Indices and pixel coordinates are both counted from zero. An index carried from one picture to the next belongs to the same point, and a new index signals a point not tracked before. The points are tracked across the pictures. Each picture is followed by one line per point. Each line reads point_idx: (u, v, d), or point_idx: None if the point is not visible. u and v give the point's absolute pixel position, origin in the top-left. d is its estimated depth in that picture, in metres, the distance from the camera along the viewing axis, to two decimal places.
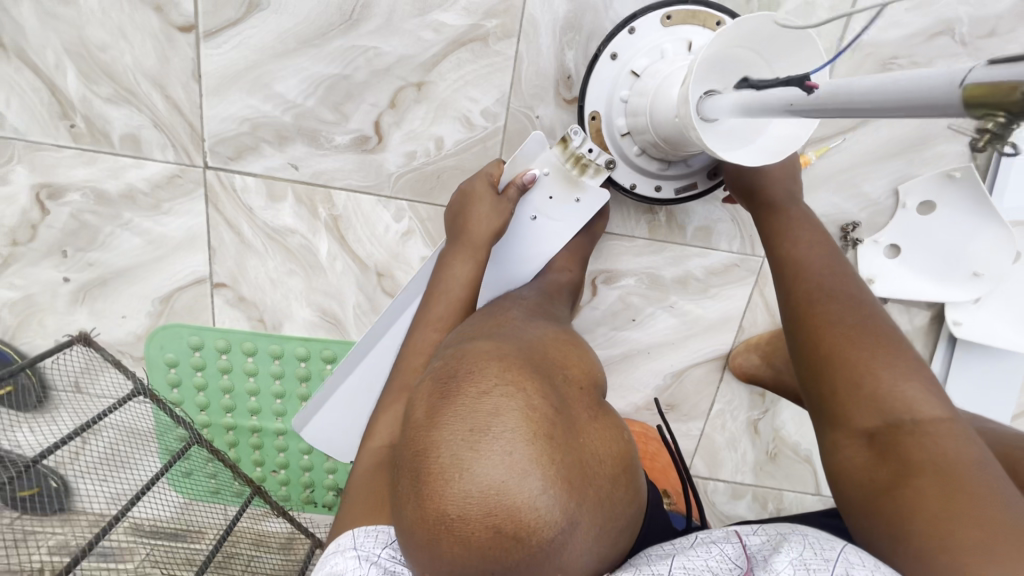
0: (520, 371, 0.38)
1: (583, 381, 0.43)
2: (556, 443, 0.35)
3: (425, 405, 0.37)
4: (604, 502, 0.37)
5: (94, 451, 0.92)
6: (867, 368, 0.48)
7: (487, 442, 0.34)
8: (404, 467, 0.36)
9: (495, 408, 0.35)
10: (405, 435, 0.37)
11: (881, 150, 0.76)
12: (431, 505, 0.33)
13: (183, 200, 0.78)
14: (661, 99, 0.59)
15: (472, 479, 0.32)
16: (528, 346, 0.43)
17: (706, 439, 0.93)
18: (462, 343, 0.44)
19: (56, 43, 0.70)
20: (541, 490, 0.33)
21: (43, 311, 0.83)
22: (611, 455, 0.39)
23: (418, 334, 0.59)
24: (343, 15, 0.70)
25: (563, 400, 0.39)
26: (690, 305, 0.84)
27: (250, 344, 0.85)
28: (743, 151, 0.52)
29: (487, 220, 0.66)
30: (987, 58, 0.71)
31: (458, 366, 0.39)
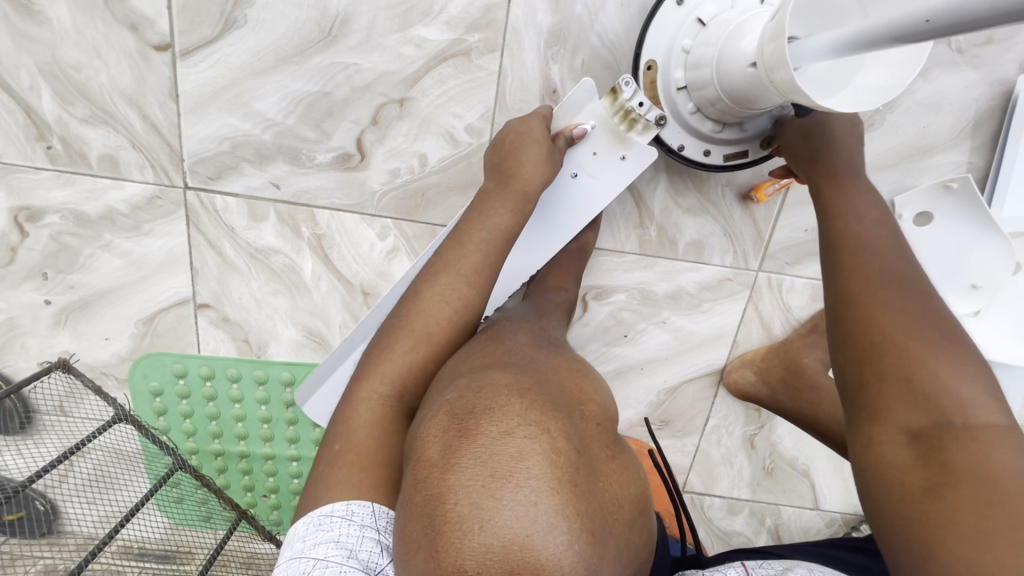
0: (543, 408, 0.35)
1: (599, 417, 0.40)
2: (581, 490, 0.32)
3: (439, 443, 0.33)
4: (623, 553, 0.34)
5: (82, 472, 0.92)
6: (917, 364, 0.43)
7: (510, 490, 0.30)
8: (412, 511, 0.32)
9: (519, 452, 0.31)
10: (412, 473, 0.33)
11: (878, 159, 0.73)
12: (443, 558, 0.29)
13: (164, 220, 0.76)
14: (732, 48, 0.57)
15: (494, 532, 0.29)
16: (544, 377, 0.40)
17: (701, 454, 0.91)
18: (474, 372, 0.40)
19: (30, 64, 0.69)
20: (566, 546, 0.30)
21: (25, 334, 0.82)
22: (629, 500, 0.37)
23: (442, 278, 0.57)
24: (322, 32, 0.68)
25: (585, 441, 0.36)
26: (682, 321, 0.83)
27: (234, 370, 0.84)
28: (845, 95, 0.52)
29: (538, 170, 0.63)
30: (984, 66, 0.69)
31: (476, 399, 0.35)
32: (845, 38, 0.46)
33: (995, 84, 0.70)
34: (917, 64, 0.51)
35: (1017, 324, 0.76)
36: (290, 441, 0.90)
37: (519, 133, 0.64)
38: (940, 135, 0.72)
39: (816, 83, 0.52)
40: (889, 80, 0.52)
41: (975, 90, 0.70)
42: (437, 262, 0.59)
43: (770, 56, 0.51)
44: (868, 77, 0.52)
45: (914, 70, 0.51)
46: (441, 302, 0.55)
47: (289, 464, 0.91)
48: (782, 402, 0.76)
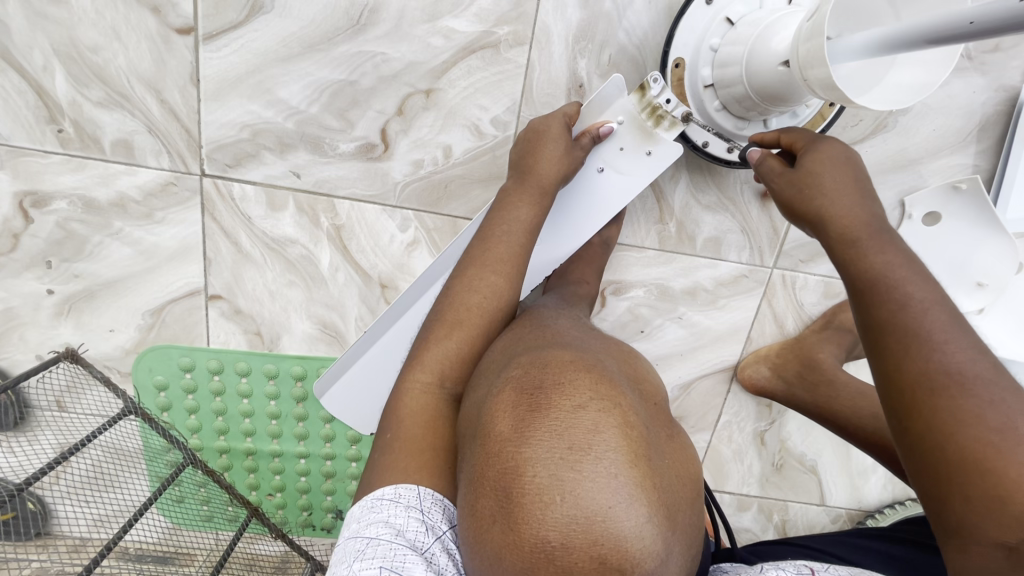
0: (610, 383, 0.34)
1: (655, 396, 0.40)
2: (653, 465, 0.32)
3: (510, 417, 0.32)
4: (687, 528, 0.34)
5: (77, 473, 0.87)
6: (917, 307, 0.40)
7: (590, 463, 0.29)
8: (483, 485, 0.31)
9: (595, 424, 0.30)
10: (480, 448, 0.33)
11: (889, 160, 0.76)
12: (524, 531, 0.28)
13: (178, 209, 0.74)
14: (762, 48, 0.58)
15: (577, 505, 0.28)
16: (602, 357, 0.39)
17: (713, 450, 0.92)
18: (529, 350, 0.39)
19: (44, 44, 0.67)
20: (644, 519, 0.30)
21: (24, 326, 0.79)
22: (691, 478, 0.36)
23: (473, 269, 0.57)
24: (350, 20, 0.67)
25: (650, 417, 0.35)
26: (699, 317, 0.84)
27: (243, 364, 0.82)
28: (873, 97, 0.54)
29: (557, 169, 0.63)
30: (991, 72, 0.72)
31: (544, 372, 0.34)
32: (882, 39, 0.46)
33: (1000, 90, 0.73)
34: (944, 67, 0.52)
35: (1017, 320, 0.78)
36: (298, 439, 0.87)
37: (538, 129, 0.64)
38: (949, 139, 0.75)
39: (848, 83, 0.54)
40: (918, 82, 0.53)
41: (982, 95, 0.73)
42: (472, 253, 0.59)
43: (806, 55, 0.51)
44: (894, 78, 0.54)
45: (941, 72, 0.52)
46: (475, 289, 0.55)
47: (297, 462, 0.89)
48: (798, 398, 0.78)
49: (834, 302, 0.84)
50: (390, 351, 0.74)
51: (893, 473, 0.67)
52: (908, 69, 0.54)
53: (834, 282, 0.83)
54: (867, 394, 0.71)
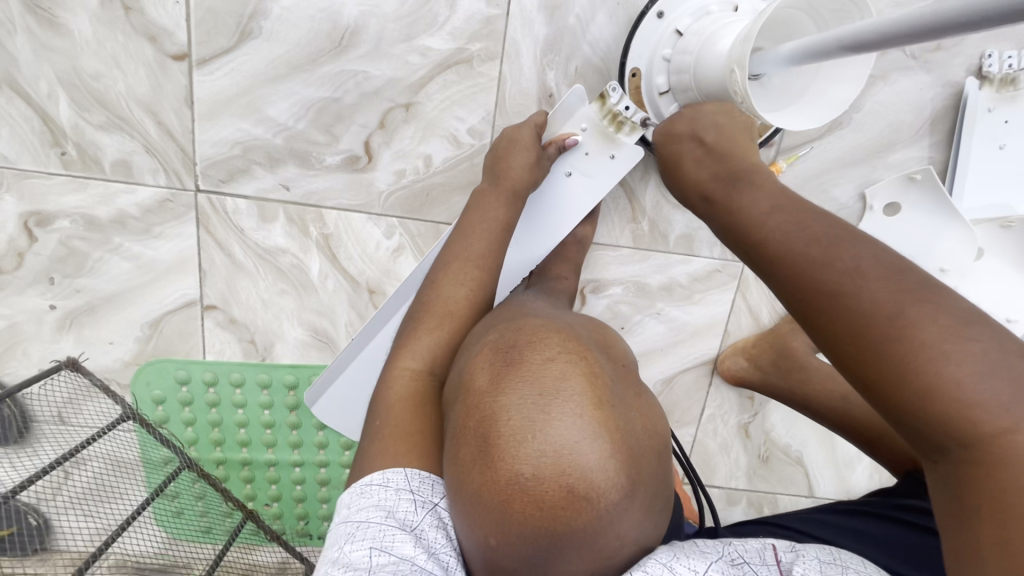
0: (578, 342, 0.39)
1: (624, 359, 0.44)
2: (617, 412, 0.36)
3: (487, 373, 0.36)
4: (654, 474, 0.37)
5: (78, 484, 0.91)
6: (792, 235, 0.41)
7: (559, 405, 0.33)
8: (464, 434, 0.35)
9: (562, 373, 0.35)
10: (463, 403, 0.37)
11: (847, 155, 0.80)
12: (501, 467, 0.32)
13: (174, 223, 0.79)
14: (708, 55, 0.62)
15: (547, 441, 0.32)
16: (575, 325, 0.43)
17: (699, 445, 0.94)
18: (508, 321, 0.44)
19: (50, 73, 0.72)
20: (609, 455, 0.33)
21: (27, 341, 0.82)
22: (658, 430, 0.40)
23: (452, 266, 0.61)
24: (333, 42, 0.72)
25: (616, 372, 0.39)
26: (676, 312, 0.87)
27: (238, 374, 0.85)
28: (785, 112, 0.59)
29: (526, 170, 0.67)
30: (936, 69, 0.77)
31: (519, 335, 0.38)
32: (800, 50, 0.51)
33: (946, 86, 0.78)
34: (857, 84, 0.59)
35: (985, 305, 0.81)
36: (292, 447, 0.90)
37: (509, 138, 0.69)
38: (902, 134, 0.79)
39: (765, 90, 0.59)
40: (836, 98, 0.59)
41: (929, 91, 0.78)
42: (450, 253, 0.63)
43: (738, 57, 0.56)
44: (826, 93, 0.60)
45: (854, 87, 0.59)
46: (454, 285, 0.59)
47: (292, 471, 0.91)
48: (775, 385, 0.81)
49: None
50: (380, 354, 0.76)
51: (863, 451, 0.71)
52: (830, 93, 0.60)
53: None
54: (838, 376, 0.75)
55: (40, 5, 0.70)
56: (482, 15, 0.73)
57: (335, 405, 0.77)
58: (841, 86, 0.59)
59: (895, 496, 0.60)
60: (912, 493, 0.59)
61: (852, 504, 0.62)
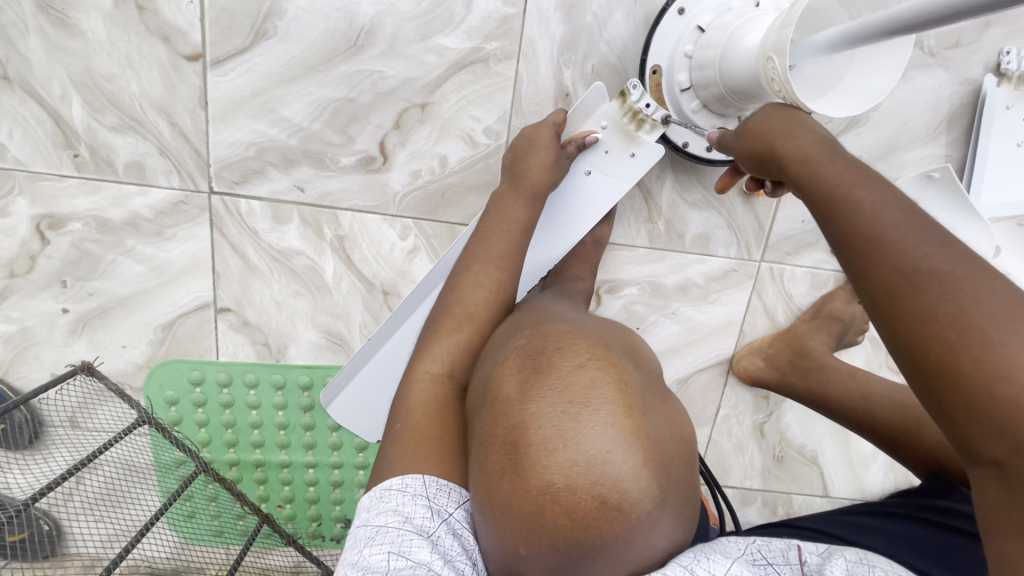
0: (605, 349, 0.39)
1: (651, 364, 0.44)
2: (647, 419, 0.36)
3: (516, 381, 0.37)
4: (685, 479, 0.38)
5: (91, 490, 0.90)
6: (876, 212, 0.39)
7: (588, 413, 0.34)
8: (495, 442, 0.36)
9: (591, 382, 0.36)
10: (492, 412, 0.37)
11: (864, 154, 0.79)
12: (533, 475, 0.33)
13: (188, 225, 0.78)
14: (734, 50, 0.61)
15: (578, 450, 0.33)
16: (603, 330, 0.44)
17: (714, 445, 0.94)
18: (535, 326, 0.44)
19: (63, 75, 0.71)
20: (638, 462, 0.34)
21: (39, 345, 0.81)
22: (688, 435, 0.40)
23: (472, 265, 0.61)
24: (348, 41, 0.72)
25: (645, 377, 0.40)
26: (692, 312, 0.86)
27: (252, 375, 0.84)
28: (820, 102, 0.58)
29: (545, 170, 0.66)
30: (953, 67, 0.77)
31: (546, 344, 0.39)
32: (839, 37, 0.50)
33: (964, 83, 0.77)
34: (895, 71, 0.57)
35: None
36: (306, 448, 0.89)
37: (527, 137, 0.68)
38: (919, 131, 0.79)
39: (801, 77, 0.58)
40: (873, 86, 0.58)
41: (947, 89, 0.77)
42: (469, 253, 0.62)
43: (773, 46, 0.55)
44: (863, 81, 0.59)
45: (893, 74, 0.58)
46: (475, 285, 0.59)
47: (306, 472, 0.90)
48: (792, 384, 0.81)
49: (821, 293, 0.86)
50: (397, 355, 0.76)
51: (883, 450, 0.70)
52: (864, 84, 0.59)
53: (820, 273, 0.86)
54: (853, 374, 0.75)
55: (53, 6, 0.69)
56: (499, 14, 0.72)
57: (351, 405, 0.76)
58: (879, 75, 0.58)
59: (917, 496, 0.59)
60: (946, 492, 0.57)
61: (879, 504, 0.60)
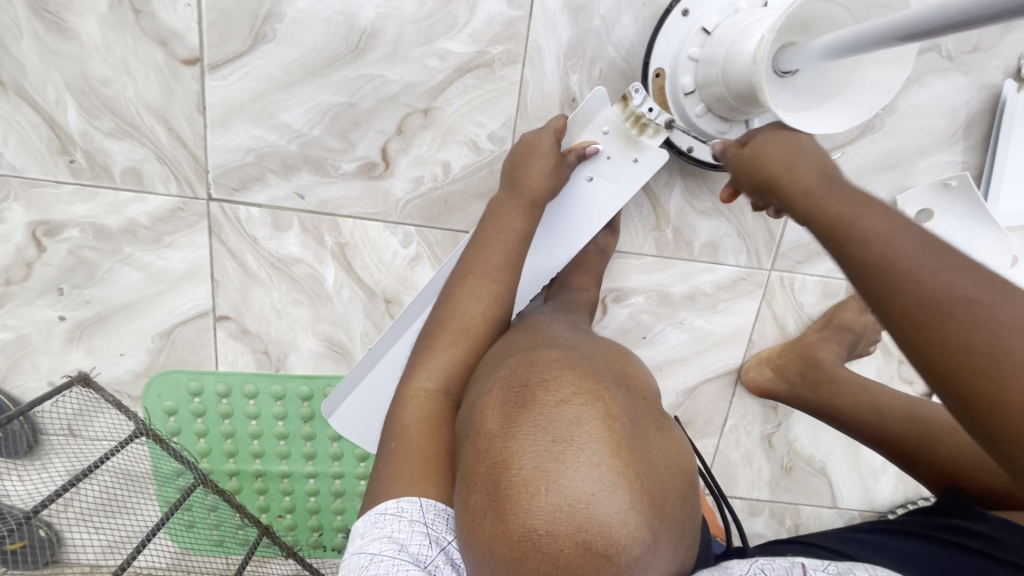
0: (594, 379, 0.37)
1: (646, 391, 0.41)
2: (636, 455, 0.34)
3: (498, 415, 0.34)
4: (678, 518, 0.35)
5: (87, 499, 0.88)
6: (879, 238, 0.37)
7: (574, 452, 0.31)
8: (475, 481, 0.33)
9: (577, 417, 0.33)
10: (473, 446, 0.35)
11: (879, 160, 0.77)
12: (514, 521, 0.30)
13: (186, 232, 0.76)
14: (738, 53, 0.60)
15: (561, 494, 0.30)
16: (591, 356, 0.41)
17: (721, 455, 0.92)
18: (522, 352, 0.42)
19: (57, 79, 0.69)
20: (628, 505, 0.31)
21: (36, 353, 0.80)
22: (681, 470, 0.38)
23: (473, 279, 0.59)
24: (349, 45, 0.70)
25: (634, 408, 0.37)
26: (700, 321, 0.85)
27: (251, 386, 0.83)
28: (821, 113, 0.59)
29: (545, 178, 0.65)
30: (972, 71, 0.75)
31: (530, 372, 0.37)
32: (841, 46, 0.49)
33: (982, 88, 0.75)
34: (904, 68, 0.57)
35: None
36: (306, 458, 0.88)
37: (530, 145, 0.66)
38: (936, 137, 0.77)
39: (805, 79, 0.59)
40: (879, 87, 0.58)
41: (965, 94, 0.75)
42: (471, 264, 0.60)
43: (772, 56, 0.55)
44: (868, 86, 0.59)
45: (901, 71, 0.58)
46: (475, 300, 0.57)
47: (306, 482, 0.89)
48: (803, 396, 0.79)
49: (833, 302, 0.84)
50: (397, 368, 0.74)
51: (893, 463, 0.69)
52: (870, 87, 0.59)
53: (831, 282, 0.84)
54: (868, 389, 0.73)
55: (47, 9, 0.67)
56: (504, 17, 0.70)
57: (350, 417, 0.75)
58: (887, 77, 0.58)
59: (931, 513, 0.57)
60: (953, 511, 0.55)
61: (889, 522, 0.59)
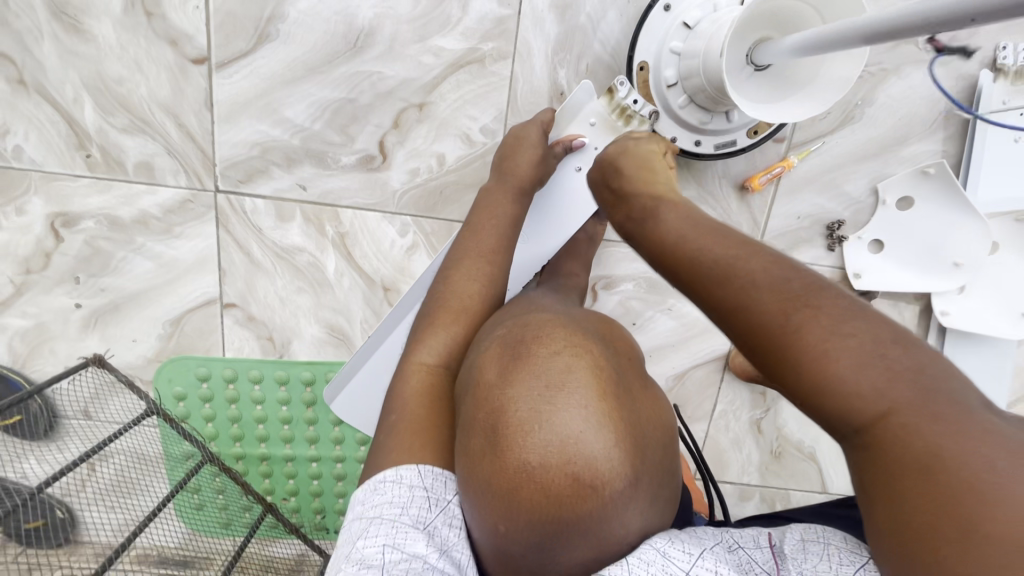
0: (584, 336, 0.40)
1: (633, 353, 0.44)
2: (623, 401, 0.37)
3: (497, 367, 0.38)
4: (662, 462, 0.38)
5: (103, 478, 0.93)
6: (741, 282, 0.36)
7: (565, 395, 0.35)
8: (475, 425, 0.36)
9: (568, 366, 0.36)
10: (473, 396, 0.38)
11: (860, 150, 0.80)
12: (510, 456, 0.33)
13: (195, 223, 0.80)
14: (716, 45, 0.63)
15: (553, 431, 0.33)
16: (582, 320, 0.45)
17: (711, 441, 0.94)
18: (517, 318, 0.45)
19: (75, 78, 0.74)
20: (615, 443, 0.34)
21: (54, 339, 0.85)
22: (665, 420, 0.41)
23: (464, 262, 0.62)
24: (348, 43, 0.74)
25: (622, 363, 0.40)
26: (688, 308, 0.87)
27: (257, 371, 0.87)
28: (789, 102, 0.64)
29: (531, 168, 0.68)
30: (949, 62, 0.77)
31: (526, 331, 0.40)
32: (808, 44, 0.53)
33: (960, 79, 0.77)
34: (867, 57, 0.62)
35: (1003, 299, 0.80)
36: (310, 442, 0.91)
37: (518, 138, 0.70)
38: (915, 127, 0.79)
39: (770, 72, 0.64)
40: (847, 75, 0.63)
41: (943, 84, 0.78)
42: (462, 249, 0.64)
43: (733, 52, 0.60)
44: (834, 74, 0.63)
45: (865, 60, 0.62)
46: (467, 281, 0.60)
47: (310, 465, 0.93)
48: None
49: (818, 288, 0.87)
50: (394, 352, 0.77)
51: None
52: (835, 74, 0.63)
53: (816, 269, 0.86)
54: None
55: (66, 13, 0.72)
56: (494, 15, 0.74)
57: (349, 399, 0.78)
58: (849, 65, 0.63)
59: None
60: None
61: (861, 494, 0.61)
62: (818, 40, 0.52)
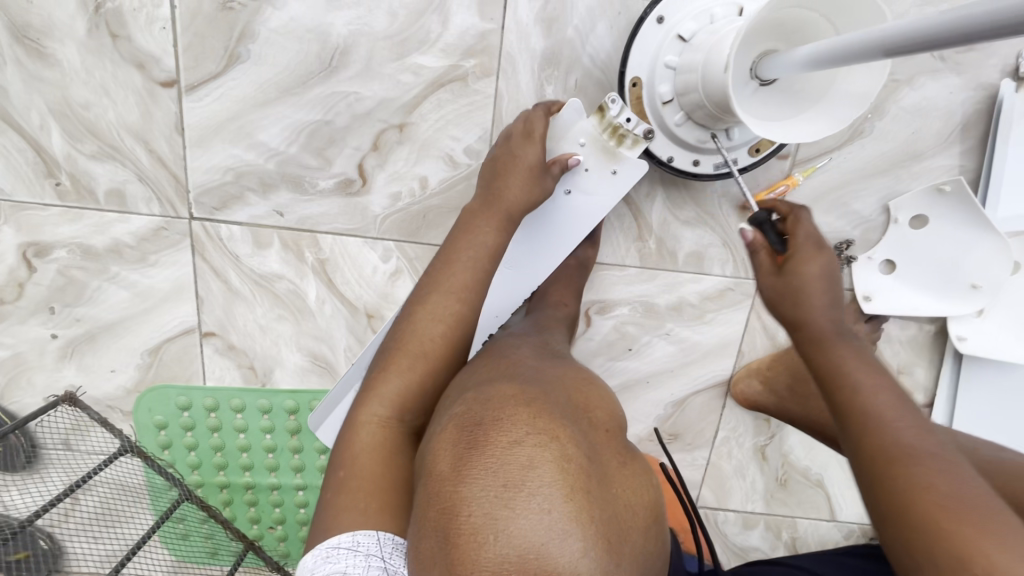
0: (550, 416, 0.35)
1: (608, 424, 0.40)
2: (593, 497, 0.33)
3: (450, 456, 0.34)
4: (639, 558, 0.34)
5: (85, 510, 0.90)
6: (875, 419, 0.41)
7: (524, 497, 0.31)
8: (426, 525, 0.32)
9: (529, 459, 0.32)
10: (425, 487, 0.34)
11: (870, 166, 0.75)
12: (462, 571, 0.30)
13: (170, 251, 0.77)
14: (715, 61, 0.58)
15: (509, 543, 0.29)
16: (552, 386, 0.40)
17: (713, 468, 0.90)
18: (481, 386, 0.41)
19: (40, 104, 0.71)
20: (581, 550, 0.30)
21: (31, 370, 0.82)
22: (643, 505, 0.37)
23: (435, 295, 0.57)
24: (322, 62, 0.70)
25: (594, 445, 0.36)
26: (686, 332, 0.83)
27: (238, 400, 0.84)
28: (800, 118, 0.59)
29: (521, 193, 0.63)
30: (966, 71, 0.72)
31: (486, 411, 0.36)
32: (822, 55, 0.48)
33: (979, 89, 0.72)
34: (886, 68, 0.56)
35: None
36: (295, 471, 0.88)
37: (500, 159, 0.65)
38: (930, 140, 0.74)
39: (777, 87, 0.58)
40: (861, 90, 0.58)
41: (960, 94, 0.72)
42: (435, 278, 0.59)
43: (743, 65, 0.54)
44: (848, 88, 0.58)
45: (883, 72, 0.56)
46: (434, 320, 0.55)
47: (295, 495, 0.90)
48: (790, 411, 0.76)
49: None
50: None
51: None
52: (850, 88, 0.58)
53: None
54: None
55: (28, 36, 0.69)
56: (476, 29, 0.69)
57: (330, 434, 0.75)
58: (863, 81, 0.57)
59: None
60: None
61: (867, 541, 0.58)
62: (835, 51, 0.46)
